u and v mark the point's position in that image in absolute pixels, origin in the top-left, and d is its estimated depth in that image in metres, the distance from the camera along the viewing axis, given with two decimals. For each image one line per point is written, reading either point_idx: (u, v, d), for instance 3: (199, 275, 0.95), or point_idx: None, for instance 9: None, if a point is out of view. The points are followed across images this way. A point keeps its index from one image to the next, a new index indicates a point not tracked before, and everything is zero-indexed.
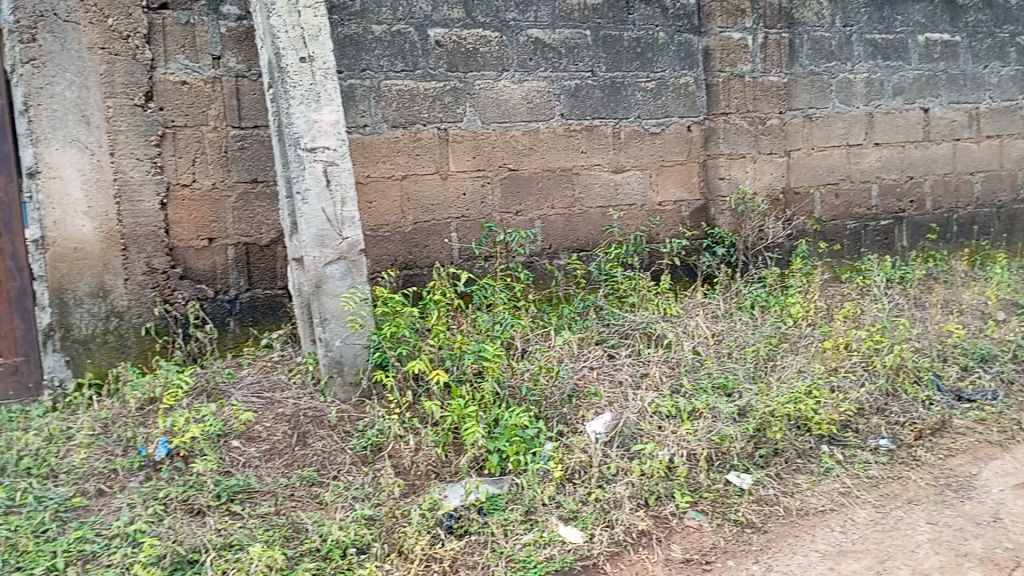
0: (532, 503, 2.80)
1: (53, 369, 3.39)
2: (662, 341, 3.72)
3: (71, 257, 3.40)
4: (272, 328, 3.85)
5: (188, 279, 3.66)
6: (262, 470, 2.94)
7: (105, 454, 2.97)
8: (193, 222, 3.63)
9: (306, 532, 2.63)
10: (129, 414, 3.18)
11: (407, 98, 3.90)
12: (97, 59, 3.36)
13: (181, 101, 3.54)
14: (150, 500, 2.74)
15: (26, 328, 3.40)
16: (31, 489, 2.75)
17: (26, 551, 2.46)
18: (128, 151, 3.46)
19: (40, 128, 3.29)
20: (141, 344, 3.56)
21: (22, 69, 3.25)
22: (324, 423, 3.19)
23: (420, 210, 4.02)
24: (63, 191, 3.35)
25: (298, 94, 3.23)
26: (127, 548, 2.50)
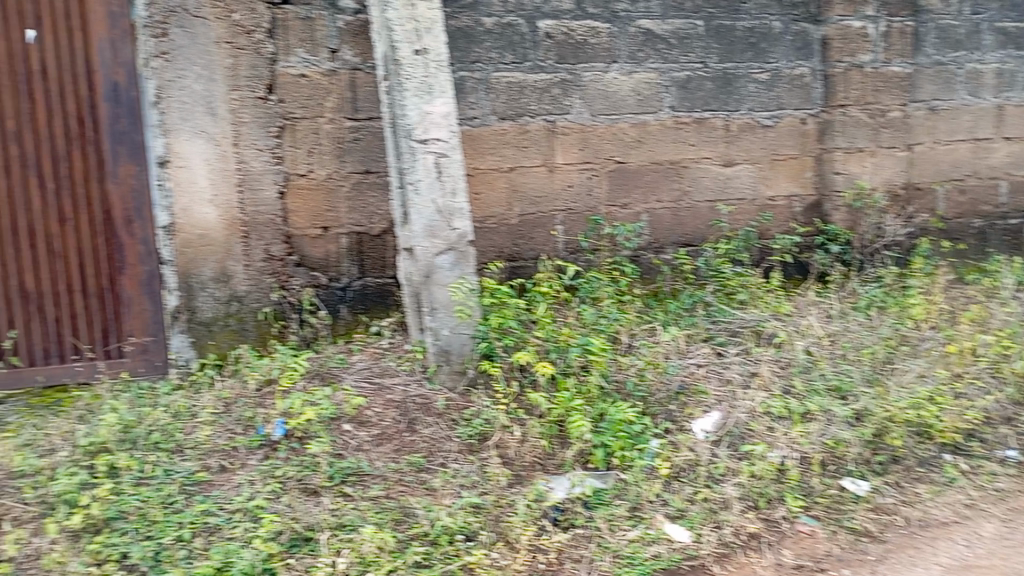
0: (638, 499, 2.79)
1: (179, 349, 3.60)
2: (774, 341, 3.63)
3: (197, 243, 3.57)
4: (381, 315, 3.94)
5: (303, 267, 3.76)
6: (373, 454, 3.01)
7: (226, 432, 3.12)
8: (308, 211, 3.73)
9: (416, 516, 2.68)
10: (249, 395, 3.35)
11: (516, 90, 3.92)
12: (224, 53, 3.50)
13: (300, 93, 3.64)
14: (269, 477, 2.86)
15: (154, 309, 3.60)
16: (159, 462, 2.90)
17: (156, 521, 2.61)
18: (250, 141, 3.59)
19: (170, 120, 3.47)
20: (259, 327, 3.71)
21: (154, 62, 3.42)
22: (432, 410, 3.25)
23: (526, 202, 4.03)
24: (190, 180, 3.52)
25: (411, 86, 3.29)
26: (248, 523, 2.62)
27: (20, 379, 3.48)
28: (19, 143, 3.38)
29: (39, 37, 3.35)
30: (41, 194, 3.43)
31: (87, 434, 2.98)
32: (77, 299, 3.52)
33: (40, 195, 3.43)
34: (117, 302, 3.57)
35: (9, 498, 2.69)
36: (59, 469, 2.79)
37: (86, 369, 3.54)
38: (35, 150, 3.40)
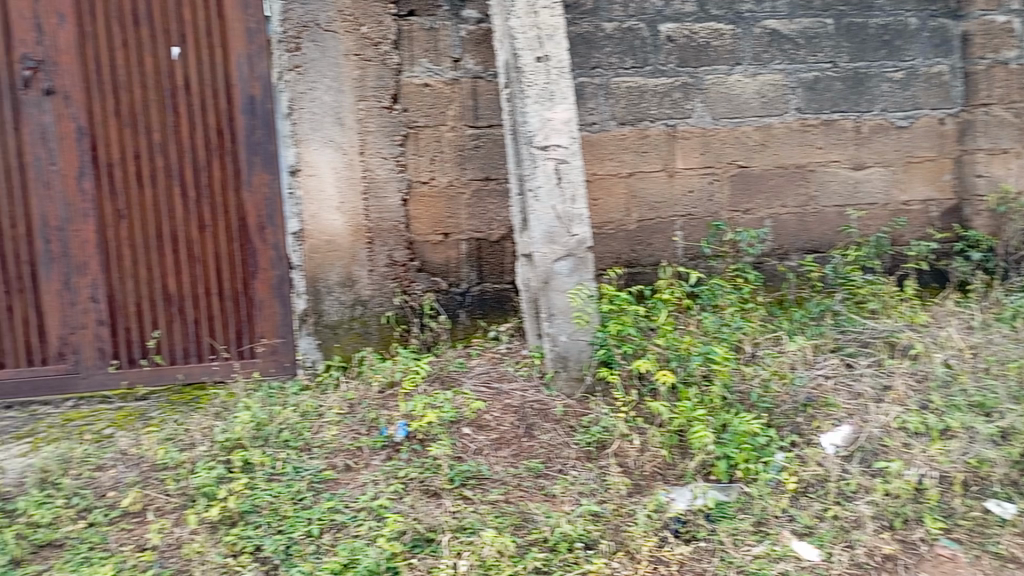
0: (763, 513, 2.71)
1: (307, 351, 3.73)
2: (909, 352, 3.45)
3: (324, 249, 3.70)
4: (500, 320, 3.97)
5: (424, 272, 3.84)
6: (492, 458, 3.04)
7: (351, 432, 3.21)
8: (430, 218, 3.80)
9: (535, 522, 2.69)
10: (373, 397, 3.44)
11: (636, 94, 3.89)
12: (352, 65, 3.61)
13: (424, 102, 3.72)
14: (392, 478, 2.93)
15: (283, 312, 3.77)
16: (289, 459, 3.01)
17: (286, 516, 2.72)
18: (376, 150, 3.69)
19: (301, 130, 3.61)
20: (382, 331, 3.81)
21: (288, 76, 3.58)
22: (550, 416, 3.24)
23: (645, 208, 3.98)
24: (319, 188, 3.66)
25: (533, 93, 3.30)
26: (372, 522, 2.69)
27: (162, 376, 3.69)
28: (164, 155, 3.60)
29: (183, 54, 3.56)
30: (183, 202, 3.64)
31: (223, 430, 3.14)
32: (214, 301, 3.71)
33: (182, 204, 3.64)
34: (250, 305, 3.74)
35: (153, 489, 2.86)
36: (199, 463, 2.96)
37: (222, 368, 3.74)
38: (178, 160, 3.61)
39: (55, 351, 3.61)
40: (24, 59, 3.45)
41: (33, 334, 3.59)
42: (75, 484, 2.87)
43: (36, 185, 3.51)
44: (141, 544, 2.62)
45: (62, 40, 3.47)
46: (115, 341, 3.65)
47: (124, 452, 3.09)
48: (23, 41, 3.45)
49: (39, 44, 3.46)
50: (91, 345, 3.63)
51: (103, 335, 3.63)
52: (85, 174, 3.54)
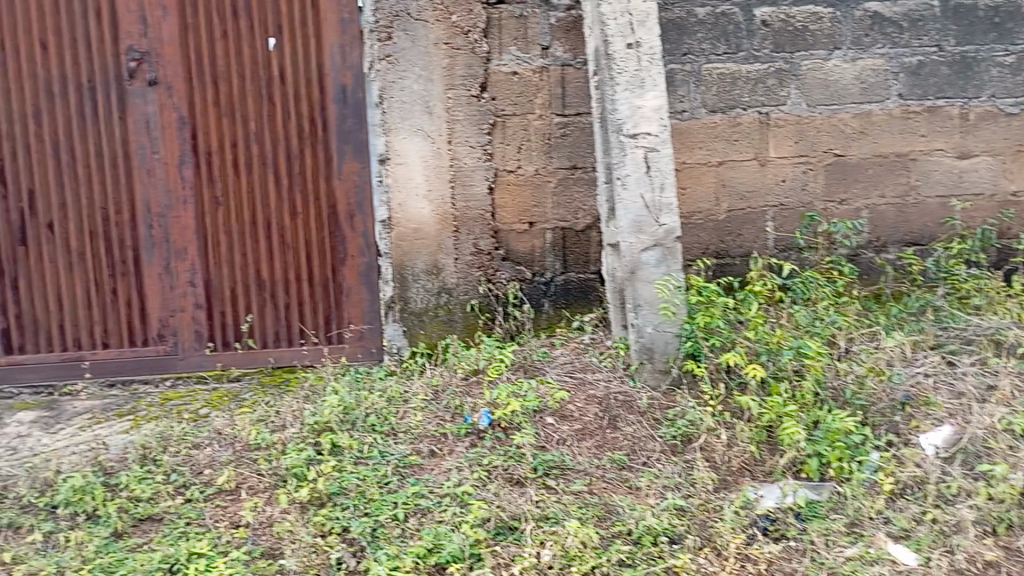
0: (857, 514, 2.63)
1: (392, 338, 3.80)
2: (1017, 351, 3.28)
3: (411, 237, 3.74)
4: (584, 311, 3.93)
5: (508, 261, 3.84)
6: (575, 448, 3.03)
7: (436, 418, 3.23)
8: (516, 207, 3.80)
9: (620, 514, 2.67)
10: (457, 383, 3.46)
11: (729, 81, 3.79)
12: (441, 54, 3.63)
13: (512, 90, 3.72)
14: (476, 465, 2.94)
15: (371, 299, 3.83)
16: (376, 443, 3.06)
17: (373, 499, 2.76)
18: (463, 139, 3.70)
19: (391, 119, 3.65)
20: (466, 319, 3.83)
21: (379, 65, 3.62)
22: (635, 408, 3.21)
23: (735, 197, 3.89)
24: (407, 176, 3.70)
25: (623, 80, 3.27)
26: (456, 508, 2.71)
27: (255, 360, 3.80)
28: (259, 144, 3.70)
29: (279, 45, 3.64)
30: (276, 190, 3.73)
31: (313, 413, 3.21)
32: (304, 287, 3.80)
33: (276, 192, 3.73)
34: (339, 292, 3.82)
35: (246, 468, 2.95)
36: (290, 444, 3.04)
37: (311, 353, 3.82)
38: (272, 150, 3.70)
39: (156, 333, 3.76)
40: (131, 51, 3.59)
41: (135, 316, 3.74)
42: (173, 461, 2.98)
43: (140, 173, 3.66)
44: (234, 521, 2.71)
45: (166, 32, 3.59)
46: (211, 324, 3.77)
47: (219, 432, 3.20)
48: (129, 33, 3.58)
49: (144, 36, 3.59)
50: (189, 328, 3.76)
51: (199, 318, 3.76)
52: (185, 163, 3.67)
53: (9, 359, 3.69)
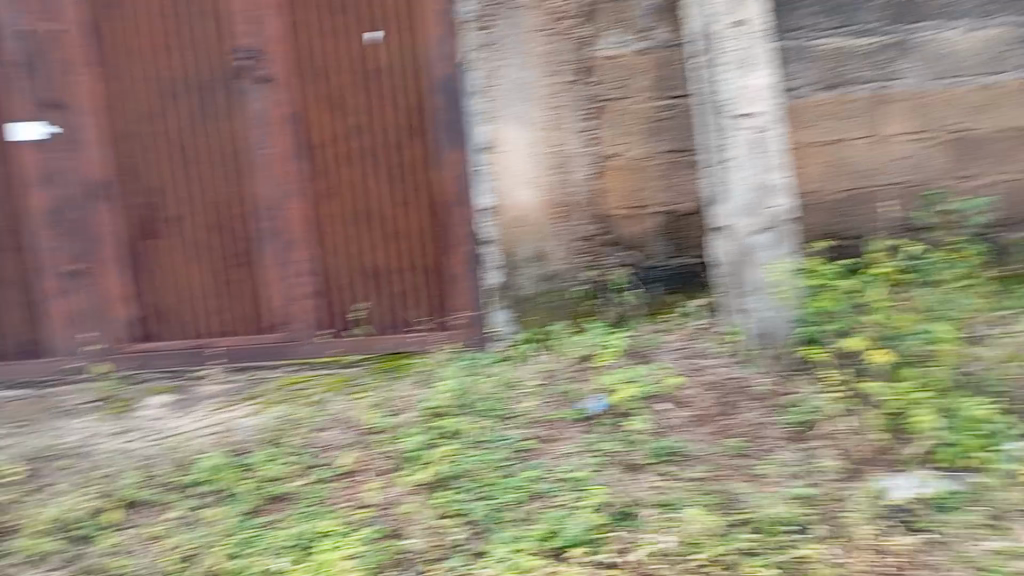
0: (998, 507, 2.50)
1: (501, 324, 3.84)
2: None
3: (514, 225, 3.76)
4: (695, 295, 3.87)
5: (619, 247, 3.82)
6: (691, 434, 2.99)
7: (548, 404, 3.24)
8: (622, 191, 3.77)
9: (742, 502, 2.63)
10: (567, 369, 3.46)
11: (840, 56, 3.67)
12: (540, 41, 3.64)
13: (612, 74, 3.69)
14: (590, 450, 2.95)
15: (475, 287, 3.84)
16: (490, 428, 3.09)
17: (491, 483, 2.80)
18: (567, 124, 3.70)
19: (494, 107, 3.68)
20: (574, 305, 3.83)
21: (480, 54, 3.65)
22: (751, 394, 3.16)
23: (851, 176, 3.74)
24: (511, 164, 3.72)
25: (730, 60, 3.20)
26: (573, 492, 2.72)
27: (367, 346, 3.89)
28: (368, 136, 3.77)
29: (385, 38, 3.70)
30: (384, 181, 3.80)
31: (427, 399, 3.30)
32: (412, 275, 3.87)
33: (382, 182, 3.81)
34: (444, 279, 3.85)
35: (366, 452, 3.03)
36: (403, 431, 3.12)
37: (421, 340, 3.89)
38: (380, 141, 3.78)
39: (273, 321, 3.89)
40: (242, 50, 3.70)
41: (254, 306, 3.88)
42: (297, 444, 3.09)
43: (254, 168, 3.78)
44: (359, 502, 2.78)
45: (274, 31, 3.69)
46: (325, 312, 3.89)
47: (338, 416, 3.29)
48: (244, 33, 3.69)
49: (254, 36, 3.69)
50: (304, 316, 3.88)
51: (314, 306, 3.88)
52: (298, 157, 3.77)
53: (139, 349, 3.86)
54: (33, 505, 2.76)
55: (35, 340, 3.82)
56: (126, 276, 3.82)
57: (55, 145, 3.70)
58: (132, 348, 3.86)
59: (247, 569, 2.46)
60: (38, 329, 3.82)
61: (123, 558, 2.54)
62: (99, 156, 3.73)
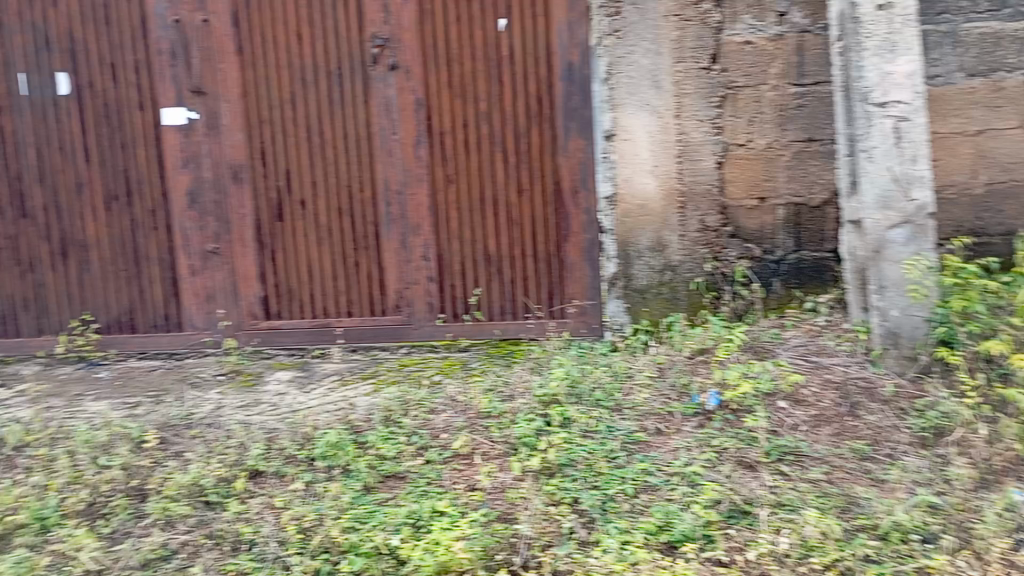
0: None
1: (615, 315, 3.82)
2: None
3: (636, 213, 3.72)
4: (818, 291, 3.75)
5: (737, 238, 3.73)
6: (812, 434, 2.89)
7: (662, 397, 3.20)
8: (746, 181, 3.68)
9: (863, 507, 2.54)
10: (683, 361, 3.42)
11: (991, 41, 3.44)
12: (671, 27, 3.57)
13: (744, 61, 3.60)
14: (705, 445, 2.90)
15: (592, 275, 3.86)
16: (602, 418, 3.09)
17: (601, 473, 2.80)
18: (692, 112, 3.63)
19: (619, 95, 3.64)
20: (691, 297, 3.76)
21: (607, 40, 3.62)
22: (877, 396, 3.03)
23: (996, 169, 3.52)
24: (634, 152, 3.67)
25: (872, 45, 3.07)
26: (686, 487, 2.68)
27: (482, 332, 3.96)
28: (489, 123, 3.82)
29: (509, 26, 3.74)
30: (504, 168, 3.84)
31: (540, 386, 3.32)
32: (529, 263, 3.89)
33: (503, 169, 3.84)
34: (562, 267, 3.88)
35: (480, 435, 3.08)
36: (520, 414, 3.15)
37: (537, 327, 3.92)
38: (501, 128, 3.81)
39: (393, 303, 3.99)
40: (375, 38, 3.79)
41: (376, 287, 3.99)
42: (414, 424, 3.17)
43: (381, 153, 3.87)
44: (471, 484, 2.83)
45: (406, 18, 3.77)
46: (443, 296, 3.97)
47: (453, 398, 3.36)
48: (373, 22, 3.79)
49: (387, 24, 3.78)
50: (422, 299, 3.97)
51: (432, 290, 3.96)
52: (421, 143, 3.85)
53: (267, 325, 4.04)
54: (166, 470, 2.93)
55: (174, 313, 4.05)
56: (259, 255, 3.99)
57: (196, 129, 3.89)
58: (261, 325, 4.04)
59: (362, 545, 2.54)
60: (176, 303, 4.04)
61: (248, 525, 2.67)
62: (238, 139, 3.90)
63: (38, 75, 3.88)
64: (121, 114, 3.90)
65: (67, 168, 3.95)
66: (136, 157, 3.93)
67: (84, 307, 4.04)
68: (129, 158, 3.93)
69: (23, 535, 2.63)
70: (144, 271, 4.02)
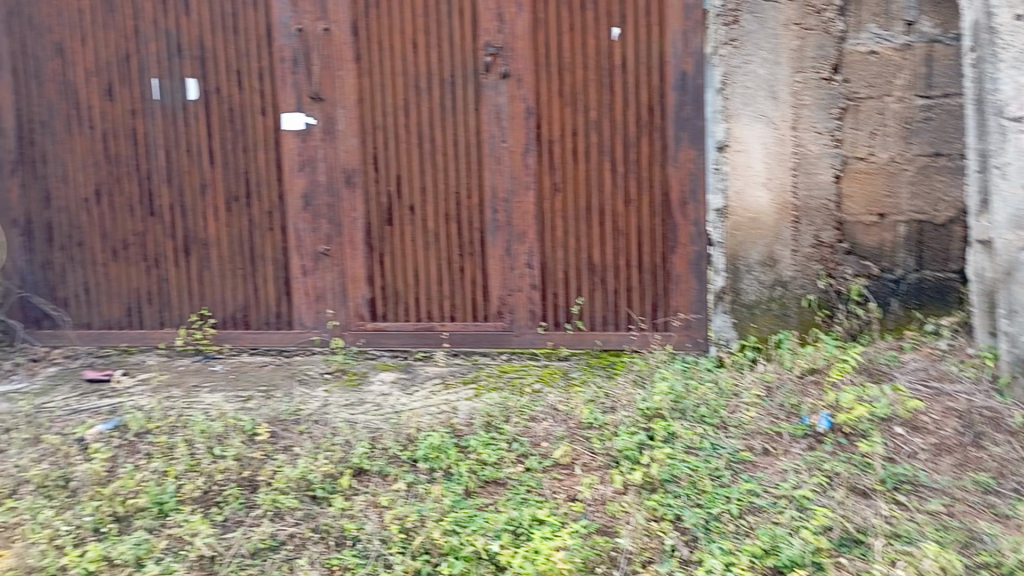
0: None
1: (721, 330, 3.75)
2: None
3: (747, 226, 3.64)
4: (940, 313, 3.58)
5: (853, 255, 3.60)
6: (932, 463, 2.76)
7: (770, 416, 3.11)
8: (865, 197, 3.54)
9: (986, 544, 2.40)
10: (793, 381, 3.31)
11: None
12: (791, 36, 3.48)
13: (868, 71, 3.47)
14: (815, 469, 2.80)
15: (699, 288, 3.79)
16: (707, 435, 3.02)
17: (705, 491, 2.74)
18: (810, 124, 3.52)
19: (733, 105, 3.57)
20: (802, 314, 3.65)
21: (723, 49, 3.56)
22: (1003, 426, 2.87)
23: None
24: (747, 163, 3.60)
25: (1009, 56, 2.90)
26: (795, 511, 2.59)
27: (583, 341, 3.94)
28: (598, 133, 3.80)
29: (622, 35, 3.71)
30: (612, 177, 3.82)
31: (643, 399, 3.27)
32: (634, 273, 3.85)
33: (611, 178, 3.82)
34: (668, 279, 3.82)
35: (581, 445, 3.06)
36: (622, 427, 3.11)
37: (639, 339, 3.88)
38: (610, 137, 3.79)
39: (495, 309, 4.02)
40: (488, 46, 3.83)
41: (479, 293, 4.02)
42: (514, 431, 3.18)
43: (490, 160, 3.91)
44: (571, 494, 2.81)
45: (519, 27, 3.79)
46: (545, 305, 3.97)
47: (553, 407, 3.35)
48: (487, 30, 3.82)
49: (500, 32, 3.81)
50: (525, 307, 3.98)
51: (535, 298, 3.96)
52: (530, 151, 3.86)
53: (373, 326, 4.12)
54: (276, 463, 3.02)
55: (285, 311, 4.19)
56: (367, 258, 4.08)
57: (314, 134, 4.02)
58: (367, 326, 4.13)
59: (462, 548, 2.56)
60: (288, 301, 4.18)
61: (352, 521, 2.73)
62: (352, 144, 4.00)
63: (169, 81, 4.07)
64: (245, 119, 4.06)
65: (192, 169, 4.13)
66: (256, 160, 4.09)
67: (203, 302, 4.22)
68: (249, 161, 4.09)
69: (142, 518, 2.77)
70: (259, 269, 4.17)
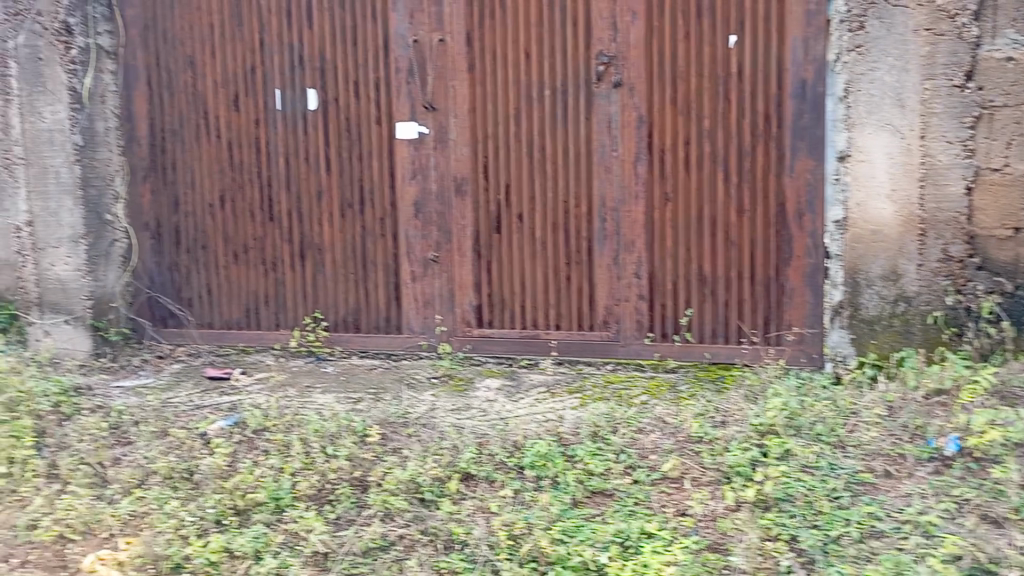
0: None
1: (837, 345, 3.61)
2: None
3: (869, 239, 3.49)
4: None
5: (985, 270, 3.37)
6: None
7: (892, 437, 2.98)
8: (999, 209, 3.33)
9: None
10: (917, 402, 3.18)
11: None
12: (921, 41, 3.32)
13: (1004, 78, 3.26)
14: (942, 494, 2.67)
15: (814, 302, 3.70)
16: (824, 454, 2.91)
17: (823, 512, 2.63)
18: (939, 133, 3.35)
19: (857, 113, 3.45)
20: (926, 332, 3.45)
21: (848, 56, 3.44)
22: None
23: None
24: (870, 174, 3.46)
25: None
26: (921, 538, 2.48)
27: (691, 353, 3.88)
28: (712, 142, 3.75)
29: (739, 42, 3.66)
30: (724, 187, 3.75)
31: (756, 415, 3.17)
32: (746, 285, 3.78)
33: (724, 188, 3.75)
34: (781, 292, 3.74)
35: (690, 459, 3.00)
36: (733, 443, 3.02)
37: (750, 353, 3.79)
38: (724, 147, 3.73)
39: (601, 319, 3.99)
40: (601, 56, 3.82)
41: (586, 303, 4.00)
42: (622, 442, 3.14)
43: (600, 168, 3.89)
44: (681, 509, 2.76)
45: (634, 36, 3.78)
46: (652, 315, 3.92)
47: (661, 420, 3.29)
48: (600, 39, 3.82)
49: (613, 42, 3.80)
50: (632, 317, 3.94)
51: (642, 308, 3.92)
52: (641, 160, 3.84)
53: (479, 333, 4.15)
54: (386, 465, 3.08)
55: (394, 316, 4.27)
56: (475, 265, 4.12)
57: (426, 142, 4.10)
58: (473, 332, 4.16)
59: (570, 558, 2.54)
60: (397, 307, 4.26)
61: (461, 526, 2.76)
62: (463, 153, 4.06)
63: (291, 92, 4.23)
64: (361, 128, 4.18)
65: (310, 177, 4.28)
66: (371, 168, 4.20)
67: (316, 306, 4.35)
68: (364, 168, 4.20)
69: (260, 512, 2.88)
70: (371, 274, 4.27)
